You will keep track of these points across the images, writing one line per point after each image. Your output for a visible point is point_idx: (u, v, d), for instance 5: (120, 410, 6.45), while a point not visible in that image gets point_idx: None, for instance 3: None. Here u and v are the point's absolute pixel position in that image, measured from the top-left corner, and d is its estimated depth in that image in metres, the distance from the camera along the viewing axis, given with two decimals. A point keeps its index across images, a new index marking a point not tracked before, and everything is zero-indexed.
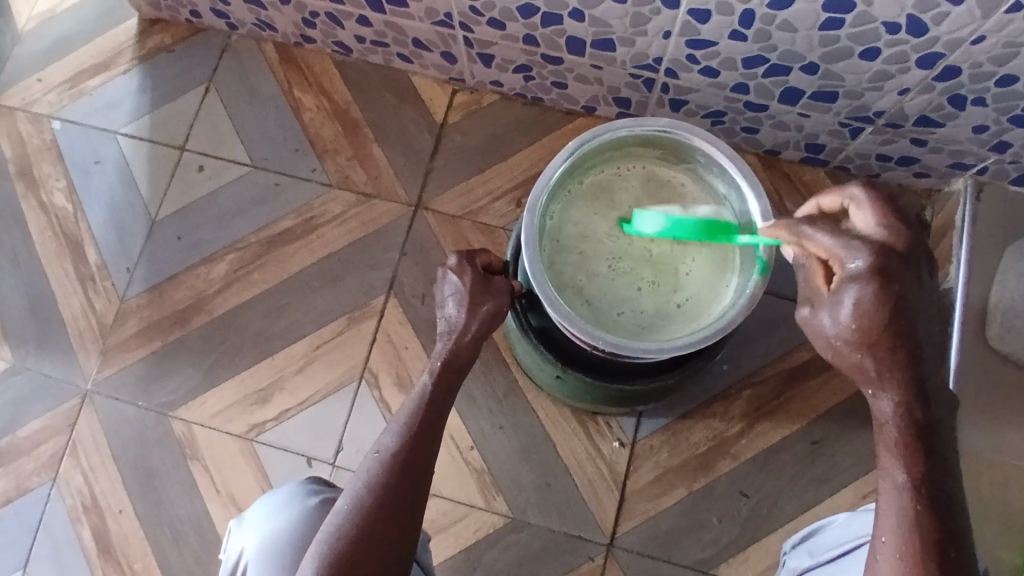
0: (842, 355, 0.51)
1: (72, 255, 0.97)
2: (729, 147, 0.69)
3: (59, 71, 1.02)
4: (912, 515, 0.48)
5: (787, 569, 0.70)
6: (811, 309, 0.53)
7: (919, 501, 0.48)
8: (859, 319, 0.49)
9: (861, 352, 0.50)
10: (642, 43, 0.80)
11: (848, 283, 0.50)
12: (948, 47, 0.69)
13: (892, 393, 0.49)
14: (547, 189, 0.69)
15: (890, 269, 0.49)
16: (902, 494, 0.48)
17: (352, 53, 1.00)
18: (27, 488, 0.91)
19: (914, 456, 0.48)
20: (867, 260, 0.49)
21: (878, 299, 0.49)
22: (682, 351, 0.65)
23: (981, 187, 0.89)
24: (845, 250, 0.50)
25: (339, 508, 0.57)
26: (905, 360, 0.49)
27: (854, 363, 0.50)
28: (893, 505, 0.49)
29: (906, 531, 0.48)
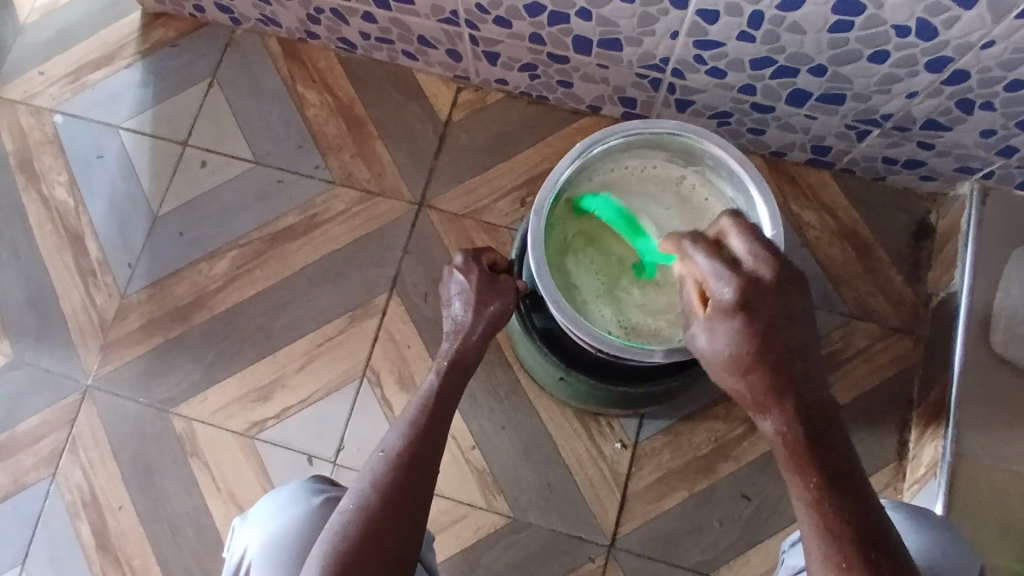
0: (725, 382, 0.56)
1: (72, 249, 0.96)
2: (738, 150, 0.69)
3: (61, 64, 1.01)
4: (824, 523, 0.51)
5: (787, 567, 0.68)
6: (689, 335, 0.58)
7: (828, 506, 0.51)
8: (732, 345, 0.54)
9: (742, 377, 0.54)
10: (649, 43, 0.79)
11: (727, 312, 0.54)
12: (958, 51, 0.69)
13: (773, 413, 0.54)
14: (555, 189, 0.69)
15: (752, 300, 0.54)
16: (807, 505, 0.52)
17: (357, 49, 0.99)
18: (25, 483, 0.90)
19: (806, 467, 0.52)
20: (732, 288, 0.54)
21: (745, 330, 0.54)
22: (687, 355, 0.64)
23: (986, 192, 0.89)
24: (715, 283, 0.55)
25: (344, 507, 0.57)
26: (786, 380, 0.53)
27: (736, 388, 0.55)
28: (805, 517, 0.52)
29: (824, 539, 0.51)
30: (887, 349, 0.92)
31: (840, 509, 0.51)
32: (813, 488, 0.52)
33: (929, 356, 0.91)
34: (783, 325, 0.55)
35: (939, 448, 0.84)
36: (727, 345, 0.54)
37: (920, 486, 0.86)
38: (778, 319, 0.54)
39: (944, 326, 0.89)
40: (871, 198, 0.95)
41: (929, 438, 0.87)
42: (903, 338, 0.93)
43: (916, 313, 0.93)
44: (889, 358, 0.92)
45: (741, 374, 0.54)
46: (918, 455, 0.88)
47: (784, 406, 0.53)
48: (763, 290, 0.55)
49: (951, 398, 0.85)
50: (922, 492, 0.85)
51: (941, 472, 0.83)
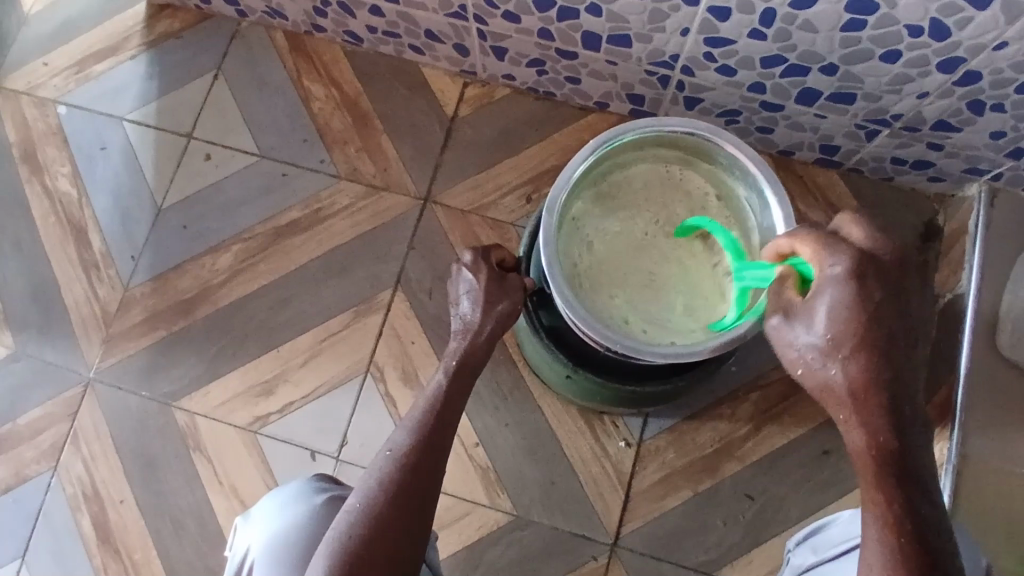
0: (813, 372, 0.50)
1: (75, 241, 0.96)
2: (751, 149, 0.69)
3: (65, 55, 1.00)
4: (898, 554, 0.46)
5: (792, 566, 0.68)
6: (783, 321, 0.52)
7: (903, 534, 0.46)
8: (839, 323, 0.49)
9: (835, 369, 0.49)
10: (659, 40, 0.79)
11: (823, 288, 0.50)
12: (970, 52, 0.69)
13: (863, 421, 0.48)
14: (566, 187, 0.68)
15: (865, 277, 0.49)
16: (881, 527, 0.47)
17: (363, 43, 0.98)
18: (27, 476, 0.90)
19: (891, 490, 0.47)
20: (846, 265, 0.49)
21: (855, 305, 0.49)
22: (696, 355, 0.64)
23: (994, 194, 0.89)
24: (825, 255, 0.50)
25: (349, 506, 0.56)
26: (882, 377, 0.48)
27: (824, 380, 0.50)
28: (875, 541, 0.47)
29: (895, 572, 0.46)
30: None
31: (917, 542, 0.46)
32: (892, 512, 0.47)
33: None
34: (890, 310, 0.49)
35: (944, 450, 0.84)
36: (830, 325, 0.49)
37: None
38: (892, 305, 0.49)
39: (950, 328, 0.89)
40: (878, 198, 0.95)
41: (935, 439, 0.86)
42: None
43: None
44: None
45: (838, 367, 0.49)
46: None
47: (882, 420, 0.48)
48: (874, 269, 0.49)
49: (957, 400, 0.85)
50: None
51: (946, 473, 0.83)
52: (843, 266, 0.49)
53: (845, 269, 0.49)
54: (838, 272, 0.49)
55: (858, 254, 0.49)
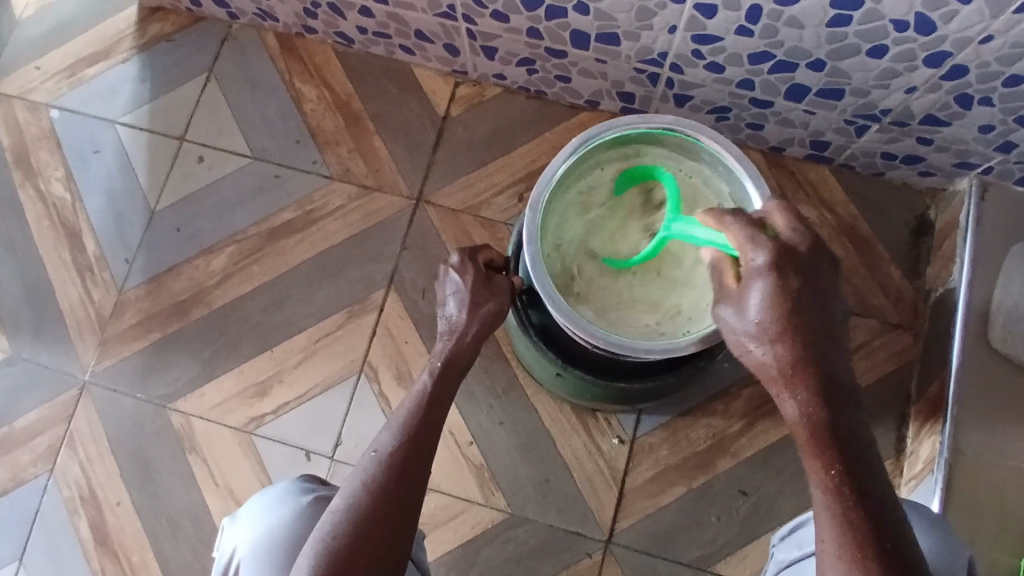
0: (753, 354, 0.55)
1: (70, 245, 0.96)
2: (735, 146, 0.69)
3: (57, 59, 1.01)
4: (842, 516, 0.49)
5: (776, 561, 0.68)
6: (719, 313, 0.57)
7: (845, 500, 0.50)
8: (768, 312, 0.53)
9: (769, 351, 0.54)
10: (647, 38, 0.79)
11: (753, 279, 0.55)
12: (956, 46, 0.69)
13: (798, 394, 0.53)
14: (550, 185, 0.68)
15: (786, 265, 0.54)
16: (823, 492, 0.51)
17: (354, 44, 0.99)
18: (23, 478, 0.90)
19: (831, 458, 0.51)
20: (768, 257, 0.54)
21: (780, 294, 0.53)
22: (681, 351, 0.65)
23: (985, 187, 0.89)
24: (750, 247, 0.55)
25: (335, 507, 0.57)
26: (814, 355, 0.53)
27: (760, 362, 0.54)
28: (823, 508, 0.51)
29: (843, 533, 0.49)
30: (886, 344, 0.92)
31: (859, 503, 0.50)
32: (833, 478, 0.51)
33: (927, 352, 0.90)
34: (809, 293, 0.54)
35: (936, 444, 0.84)
36: (762, 311, 0.54)
37: (918, 482, 0.85)
38: (809, 288, 0.54)
39: (942, 322, 0.89)
40: (870, 194, 0.95)
41: (927, 432, 0.86)
42: (902, 334, 0.92)
43: (915, 309, 0.93)
44: (888, 354, 0.92)
45: (773, 350, 0.54)
46: (915, 451, 0.88)
47: (814, 391, 0.52)
48: (789, 256, 0.55)
49: (949, 393, 0.85)
50: (920, 488, 0.85)
51: (938, 467, 0.83)
52: (764, 257, 0.54)
53: (767, 259, 0.54)
54: (760, 263, 0.54)
55: (776, 244, 0.55)
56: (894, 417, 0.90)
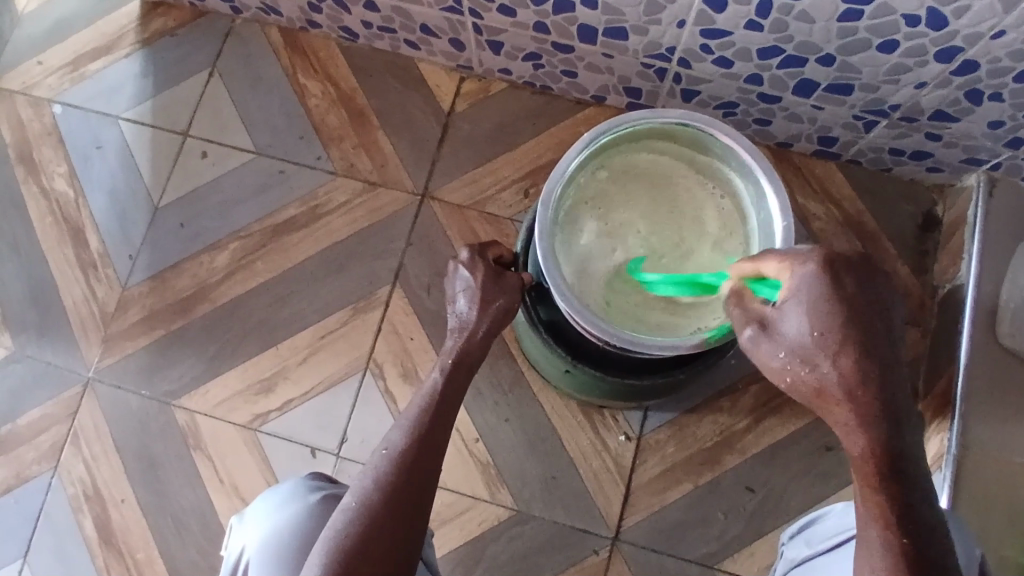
0: (800, 373, 0.50)
1: (73, 241, 0.96)
2: (747, 140, 0.68)
3: (59, 54, 1.00)
4: (901, 550, 0.47)
5: (785, 560, 0.68)
6: (760, 330, 0.53)
7: (904, 535, 0.47)
8: (817, 325, 0.49)
9: (822, 369, 0.49)
10: (655, 32, 0.79)
11: (797, 290, 0.51)
12: (968, 41, 0.68)
13: (851, 420, 0.49)
14: (562, 180, 0.68)
15: (841, 273, 0.50)
16: (881, 524, 0.48)
17: (359, 39, 0.98)
18: (28, 476, 0.90)
19: (887, 488, 0.48)
20: (821, 264, 0.50)
21: (831, 307, 0.49)
22: (694, 346, 0.64)
23: (993, 182, 0.88)
24: (797, 259, 0.51)
25: (345, 506, 0.56)
26: (874, 375, 0.49)
27: (812, 382, 0.50)
28: (874, 537, 0.48)
29: (900, 571, 0.46)
30: None
31: (913, 537, 0.47)
32: (890, 512, 0.48)
33: (934, 348, 0.90)
34: (868, 306, 0.50)
35: (944, 441, 0.84)
36: (811, 325, 0.50)
37: (926, 479, 0.85)
38: (865, 301, 0.50)
39: (951, 318, 0.88)
40: (877, 189, 0.95)
41: (935, 429, 0.86)
42: (910, 330, 0.92)
43: (922, 304, 0.93)
44: None
45: (824, 370, 0.49)
46: None
47: (870, 417, 0.48)
48: (846, 267, 0.50)
49: (957, 390, 0.84)
50: None
51: (947, 464, 0.83)
52: (815, 265, 0.50)
53: (817, 265, 0.50)
54: (810, 272, 0.50)
55: (830, 256, 0.50)
56: None
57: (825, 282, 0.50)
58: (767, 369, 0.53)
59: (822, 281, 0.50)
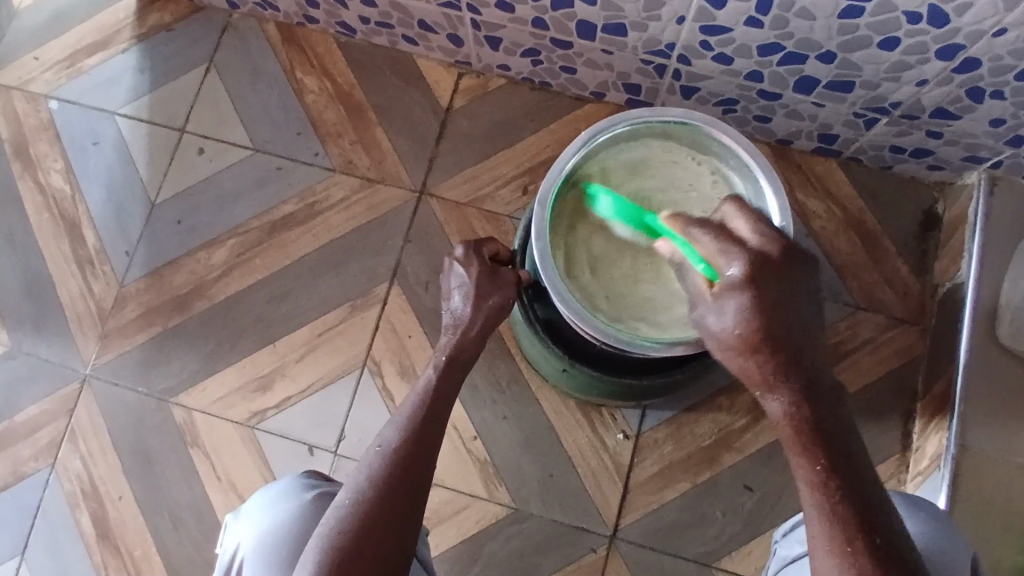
0: (731, 364, 0.53)
1: (69, 237, 0.95)
2: (748, 139, 0.68)
3: (56, 48, 0.99)
4: (831, 513, 0.50)
5: (777, 558, 0.67)
6: (696, 323, 0.55)
7: (835, 499, 0.50)
8: (741, 322, 0.51)
9: (748, 361, 0.52)
10: (655, 28, 0.78)
11: (723, 289, 0.53)
12: (970, 39, 0.68)
13: (784, 400, 0.52)
14: (559, 180, 0.68)
15: (757, 268, 0.52)
16: (812, 493, 0.51)
17: (356, 34, 0.98)
18: (25, 473, 0.90)
19: (820, 460, 0.51)
20: (742, 269, 0.52)
21: (755, 304, 0.51)
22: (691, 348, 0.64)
23: (994, 181, 0.88)
24: (724, 255, 0.53)
25: (340, 502, 0.56)
26: (797, 359, 0.52)
27: (742, 370, 0.53)
28: (814, 507, 0.51)
29: (831, 532, 0.50)
30: (895, 339, 0.92)
31: (846, 499, 0.50)
32: (823, 480, 0.51)
33: (934, 347, 0.90)
34: (783, 298, 0.52)
35: (943, 441, 0.84)
36: (734, 323, 0.52)
37: (924, 478, 0.85)
38: (780, 294, 0.52)
39: (950, 317, 0.88)
40: (877, 187, 0.94)
41: (934, 429, 0.86)
42: (908, 330, 0.92)
43: (921, 304, 0.92)
44: (894, 349, 0.91)
45: (751, 359, 0.52)
46: (922, 447, 0.87)
47: (799, 395, 0.51)
48: (763, 261, 0.52)
49: (956, 391, 0.84)
50: (926, 484, 0.85)
51: (945, 464, 0.82)
52: (737, 265, 0.52)
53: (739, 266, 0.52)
54: (734, 273, 0.52)
55: (748, 252, 0.53)
56: (901, 413, 0.90)
57: (743, 276, 0.52)
58: (704, 358, 0.55)
59: (738, 273, 0.52)
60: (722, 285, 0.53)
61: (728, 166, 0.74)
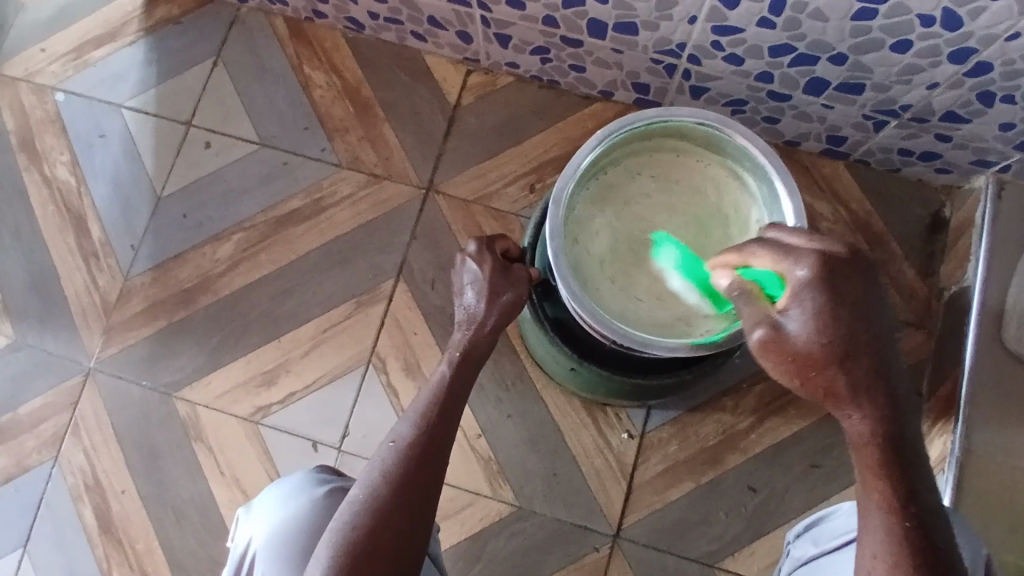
0: (806, 378, 0.50)
1: (75, 230, 0.95)
2: (762, 140, 0.68)
3: (63, 40, 0.99)
4: (903, 532, 0.48)
5: (791, 560, 0.67)
6: (769, 333, 0.50)
7: (908, 518, 0.48)
8: (823, 332, 0.49)
9: (829, 373, 0.49)
10: (666, 28, 0.78)
11: (797, 297, 0.50)
12: (982, 42, 0.68)
13: (861, 413, 0.49)
14: (574, 178, 0.67)
15: (838, 276, 0.49)
16: (885, 511, 0.49)
17: (365, 30, 0.97)
18: (28, 466, 0.90)
19: (890, 476, 0.49)
20: (814, 271, 0.49)
21: (836, 316, 0.49)
22: (701, 349, 0.64)
23: (1002, 185, 0.88)
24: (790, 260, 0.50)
25: (353, 498, 0.56)
26: (876, 371, 0.49)
27: (818, 383, 0.50)
28: (880, 524, 0.49)
29: (899, 551, 0.48)
30: (901, 341, 0.92)
31: (917, 518, 0.48)
32: (894, 498, 0.49)
33: (938, 351, 0.90)
34: (862, 306, 0.49)
35: (948, 443, 0.84)
36: (817, 333, 0.49)
37: None
38: (861, 302, 0.50)
39: (956, 321, 0.88)
40: (885, 190, 0.95)
41: (938, 432, 0.86)
42: (915, 332, 0.92)
43: (927, 306, 0.92)
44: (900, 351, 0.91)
45: (832, 370, 0.49)
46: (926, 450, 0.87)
47: (877, 409, 0.49)
48: (844, 267, 0.50)
49: (961, 393, 0.84)
50: None
51: (950, 466, 0.83)
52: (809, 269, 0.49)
53: (817, 273, 0.49)
54: (806, 277, 0.49)
55: (826, 256, 0.50)
56: None
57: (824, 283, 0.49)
58: (770, 370, 0.52)
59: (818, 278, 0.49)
60: (797, 293, 0.50)
61: (739, 165, 0.73)
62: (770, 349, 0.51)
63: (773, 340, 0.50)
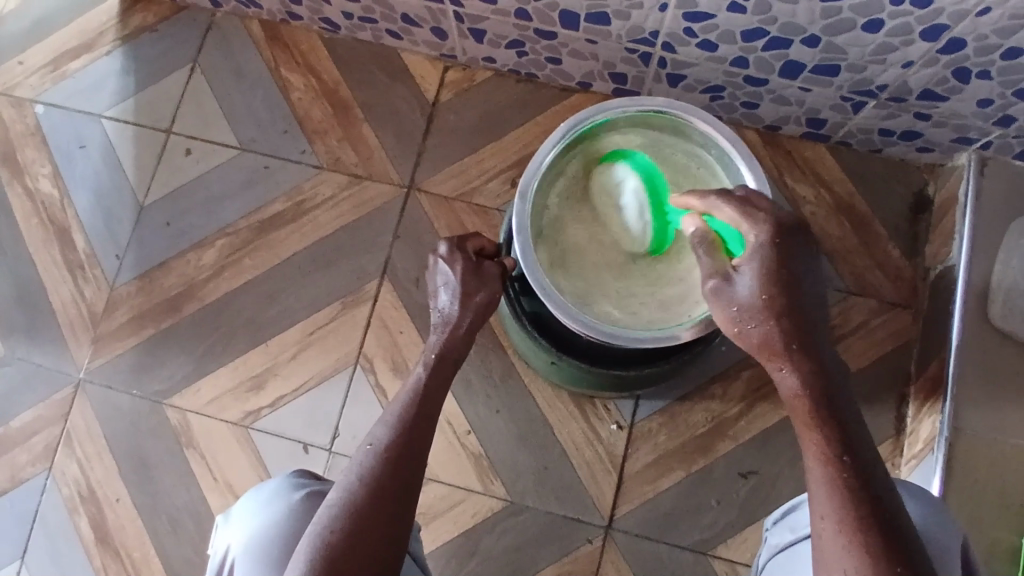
0: (745, 332, 0.55)
1: (59, 242, 0.95)
2: (728, 128, 0.69)
3: (40, 53, 0.99)
4: (844, 484, 0.50)
5: (769, 546, 0.67)
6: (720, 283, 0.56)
7: (847, 471, 0.51)
8: (764, 288, 0.54)
9: (761, 328, 0.54)
10: (638, 16, 0.77)
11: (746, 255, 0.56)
12: (953, 19, 0.67)
13: (799, 368, 0.54)
14: (539, 173, 0.69)
15: (782, 241, 0.56)
16: (822, 462, 0.52)
17: (340, 30, 0.97)
18: (22, 479, 0.90)
19: (827, 431, 0.52)
20: (765, 236, 0.56)
21: (777, 271, 0.55)
22: (660, 340, 0.65)
23: (984, 162, 0.87)
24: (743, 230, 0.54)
25: (331, 501, 0.56)
26: (810, 329, 0.54)
27: (759, 338, 0.55)
28: (821, 480, 0.51)
29: (839, 503, 0.50)
30: (888, 322, 0.91)
31: (856, 472, 0.51)
32: (830, 449, 0.52)
33: (926, 330, 0.90)
34: (800, 269, 0.55)
35: (937, 424, 0.83)
36: (758, 288, 0.55)
37: (919, 463, 0.85)
38: (801, 270, 0.56)
39: (943, 300, 0.87)
40: (867, 171, 0.94)
41: (927, 412, 0.86)
42: (901, 313, 0.92)
43: (914, 286, 0.92)
44: (887, 333, 0.91)
45: (769, 324, 0.54)
46: (916, 430, 0.87)
47: (815, 366, 0.54)
48: (787, 236, 0.56)
49: (949, 371, 0.84)
50: (921, 467, 0.84)
51: (939, 447, 0.82)
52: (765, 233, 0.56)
53: (765, 238, 0.56)
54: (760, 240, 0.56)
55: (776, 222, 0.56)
56: (894, 397, 0.90)
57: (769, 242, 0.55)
58: (718, 321, 0.57)
59: (765, 235, 0.56)
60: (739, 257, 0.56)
61: (703, 155, 0.76)
62: (716, 300, 0.57)
63: (720, 291, 0.56)
